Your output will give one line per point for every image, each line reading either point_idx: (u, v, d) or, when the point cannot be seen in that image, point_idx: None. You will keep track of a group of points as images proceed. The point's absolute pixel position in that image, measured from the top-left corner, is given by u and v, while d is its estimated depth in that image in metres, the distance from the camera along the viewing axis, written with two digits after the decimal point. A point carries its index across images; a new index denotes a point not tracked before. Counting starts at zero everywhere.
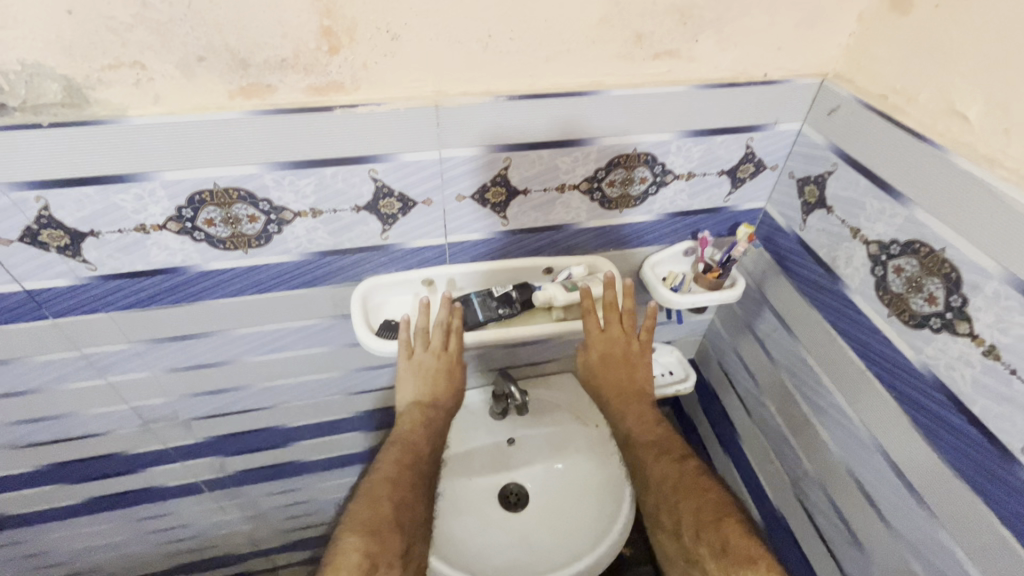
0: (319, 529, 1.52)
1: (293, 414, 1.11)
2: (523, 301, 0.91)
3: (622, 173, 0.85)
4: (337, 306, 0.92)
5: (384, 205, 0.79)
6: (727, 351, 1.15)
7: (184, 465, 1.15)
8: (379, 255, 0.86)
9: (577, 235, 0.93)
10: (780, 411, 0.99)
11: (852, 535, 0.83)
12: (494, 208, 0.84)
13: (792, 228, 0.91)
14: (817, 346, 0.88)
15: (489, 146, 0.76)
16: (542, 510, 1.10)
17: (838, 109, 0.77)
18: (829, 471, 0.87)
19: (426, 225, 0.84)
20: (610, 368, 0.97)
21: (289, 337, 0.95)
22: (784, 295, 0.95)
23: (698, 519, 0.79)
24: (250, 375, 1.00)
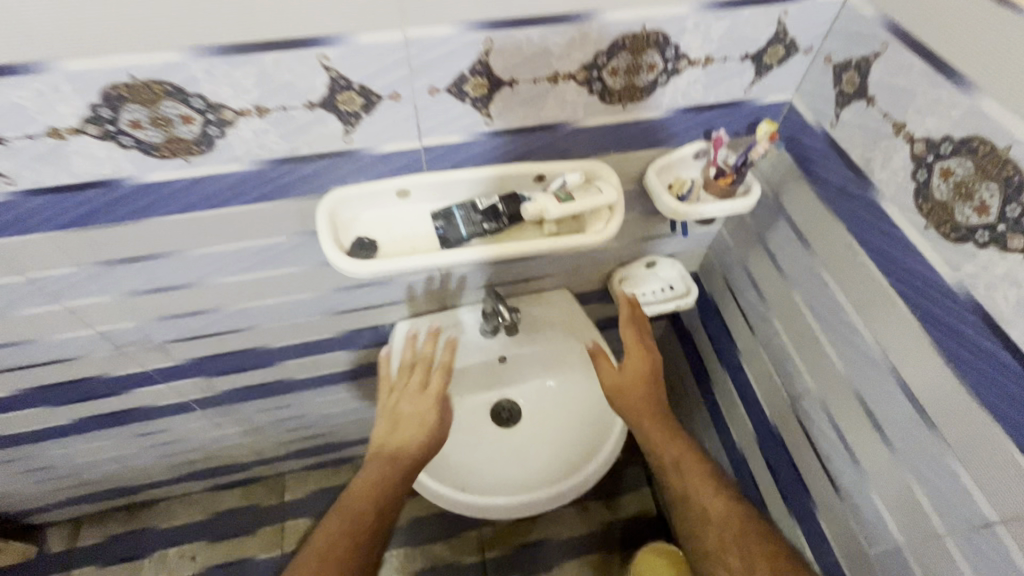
0: (319, 439, 1.56)
1: (274, 335, 1.06)
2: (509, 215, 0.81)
3: (628, 59, 0.71)
4: (304, 221, 0.82)
5: (344, 100, 0.67)
6: (733, 264, 1.08)
7: (169, 386, 1.13)
8: (346, 163, 0.75)
9: (574, 136, 0.81)
10: (786, 327, 0.93)
11: (849, 452, 0.82)
12: (476, 104, 0.72)
13: (822, 125, 0.79)
14: (834, 260, 0.80)
15: (465, 24, 0.62)
16: (532, 428, 1.09)
17: None
18: (833, 390, 0.83)
19: (396, 126, 0.72)
20: (636, 398, 0.97)
21: (256, 256, 0.86)
22: (804, 203, 0.84)
23: (766, 551, 0.84)
24: (221, 297, 0.93)
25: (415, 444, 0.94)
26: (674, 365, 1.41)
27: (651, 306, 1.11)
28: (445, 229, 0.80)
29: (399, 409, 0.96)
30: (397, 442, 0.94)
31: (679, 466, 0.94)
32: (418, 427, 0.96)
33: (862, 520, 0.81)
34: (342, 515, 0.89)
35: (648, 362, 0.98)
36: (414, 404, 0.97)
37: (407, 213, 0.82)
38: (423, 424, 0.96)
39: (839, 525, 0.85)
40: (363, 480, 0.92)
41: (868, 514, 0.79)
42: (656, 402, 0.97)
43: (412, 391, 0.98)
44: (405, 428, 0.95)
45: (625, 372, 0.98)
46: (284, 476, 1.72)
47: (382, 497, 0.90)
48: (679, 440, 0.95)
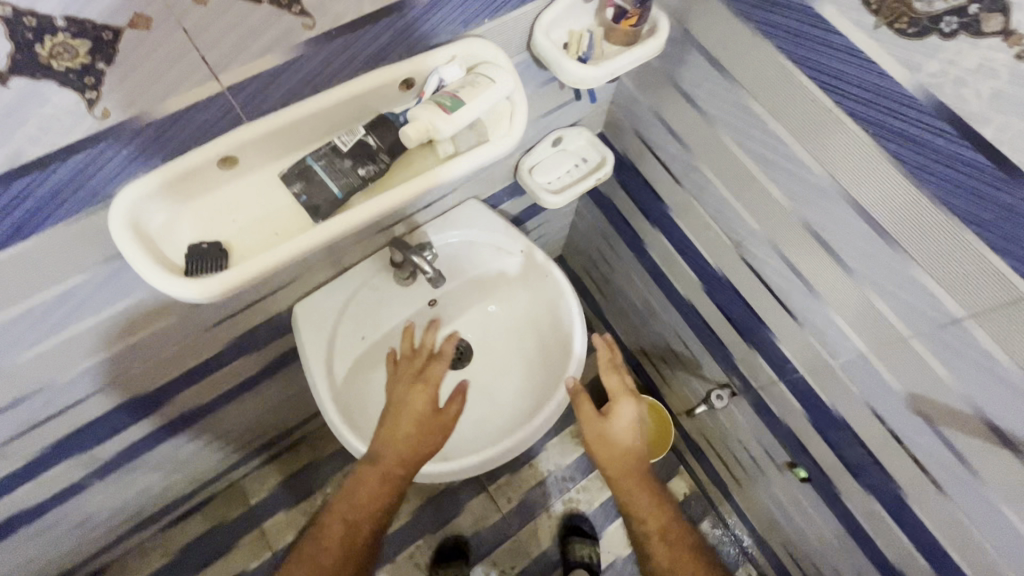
0: (259, 439, 1.38)
1: (145, 379, 0.82)
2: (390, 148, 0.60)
3: None
4: (103, 244, 0.56)
5: (53, 53, 0.40)
6: (644, 116, 0.95)
7: (39, 481, 0.88)
8: (118, 148, 0.49)
9: (433, 13, 0.58)
10: (718, 173, 0.86)
11: (804, 282, 0.81)
12: (274, 0, 0.47)
13: None
14: (764, 88, 0.70)
15: None
16: (488, 358, 1.00)
17: None
18: (781, 226, 0.80)
19: (167, 69, 0.46)
20: (613, 444, 0.89)
21: (57, 310, 0.60)
22: (719, 25, 0.71)
23: None
24: (39, 374, 0.67)
25: (414, 438, 0.82)
26: (601, 233, 1.34)
27: (572, 189, 0.99)
28: (308, 192, 0.58)
29: (401, 396, 0.85)
30: (393, 446, 0.82)
31: (658, 517, 0.89)
32: (410, 422, 0.83)
33: (823, 338, 0.83)
34: (306, 559, 0.81)
35: (636, 436, 0.90)
36: (412, 401, 0.84)
37: (246, 186, 0.59)
38: (411, 430, 0.82)
39: (800, 346, 0.89)
40: (345, 524, 0.83)
41: (829, 332, 0.81)
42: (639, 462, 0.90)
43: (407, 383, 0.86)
44: (395, 435, 0.82)
45: (607, 441, 0.89)
46: (240, 483, 1.56)
47: (363, 522, 0.83)
48: (655, 491, 0.90)
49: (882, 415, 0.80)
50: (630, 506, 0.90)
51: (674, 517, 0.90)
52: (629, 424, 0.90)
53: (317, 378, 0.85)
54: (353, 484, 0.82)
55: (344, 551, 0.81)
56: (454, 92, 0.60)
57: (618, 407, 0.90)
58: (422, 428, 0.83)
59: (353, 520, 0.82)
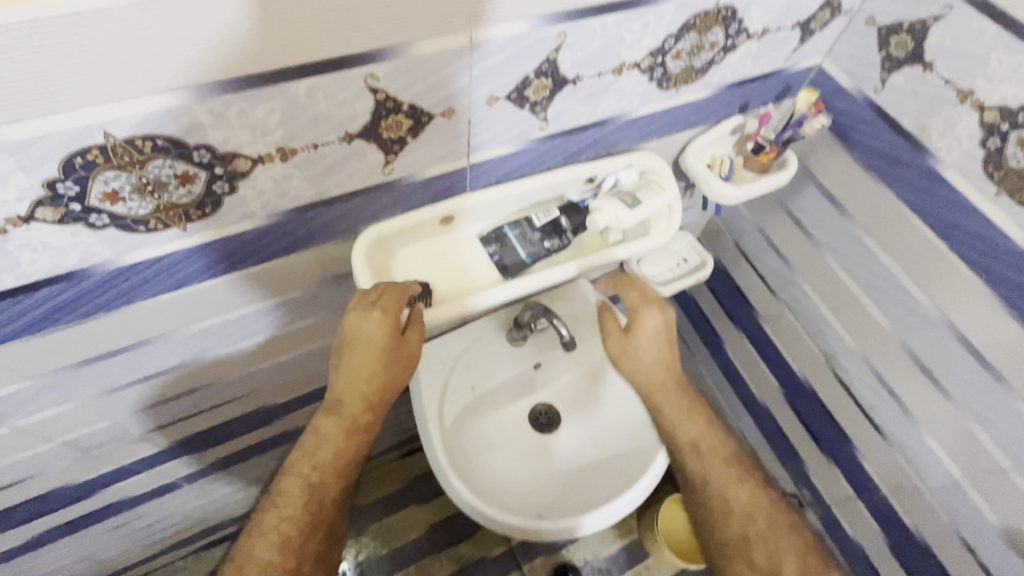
0: None
1: (280, 392, 0.90)
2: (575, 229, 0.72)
3: (693, 39, 0.63)
4: (327, 268, 0.67)
5: (388, 126, 0.52)
6: (747, 230, 1.07)
7: (152, 472, 0.93)
8: (381, 197, 0.61)
9: (622, 129, 0.72)
10: (818, 290, 0.95)
11: (897, 403, 0.87)
12: (533, 108, 0.60)
13: (861, 90, 0.77)
14: (879, 226, 0.81)
15: (540, 19, 0.50)
16: (576, 424, 1.06)
17: None
18: (878, 346, 0.87)
19: (444, 146, 0.59)
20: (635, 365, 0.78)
21: (266, 316, 0.70)
22: (840, 169, 0.84)
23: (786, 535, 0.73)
24: (219, 370, 0.75)
25: (366, 395, 0.65)
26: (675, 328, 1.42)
27: (673, 283, 1.09)
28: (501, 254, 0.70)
29: (358, 334, 0.62)
30: (350, 387, 0.65)
31: (733, 483, 0.77)
32: (362, 375, 0.64)
33: (913, 460, 0.87)
34: (262, 531, 0.66)
35: (672, 364, 0.79)
36: (363, 353, 0.64)
37: (450, 242, 0.70)
38: (372, 367, 0.64)
39: (886, 465, 0.92)
40: (312, 472, 0.68)
41: (920, 454, 0.86)
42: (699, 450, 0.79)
43: (366, 328, 0.62)
44: (358, 378, 0.65)
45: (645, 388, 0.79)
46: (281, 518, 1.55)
47: (325, 477, 0.68)
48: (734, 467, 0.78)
49: (975, 547, 0.82)
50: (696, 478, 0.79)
51: (761, 490, 0.77)
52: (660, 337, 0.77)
53: (432, 419, 0.91)
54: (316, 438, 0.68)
55: (314, 506, 0.67)
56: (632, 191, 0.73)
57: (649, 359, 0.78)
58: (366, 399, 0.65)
59: (320, 474, 0.68)
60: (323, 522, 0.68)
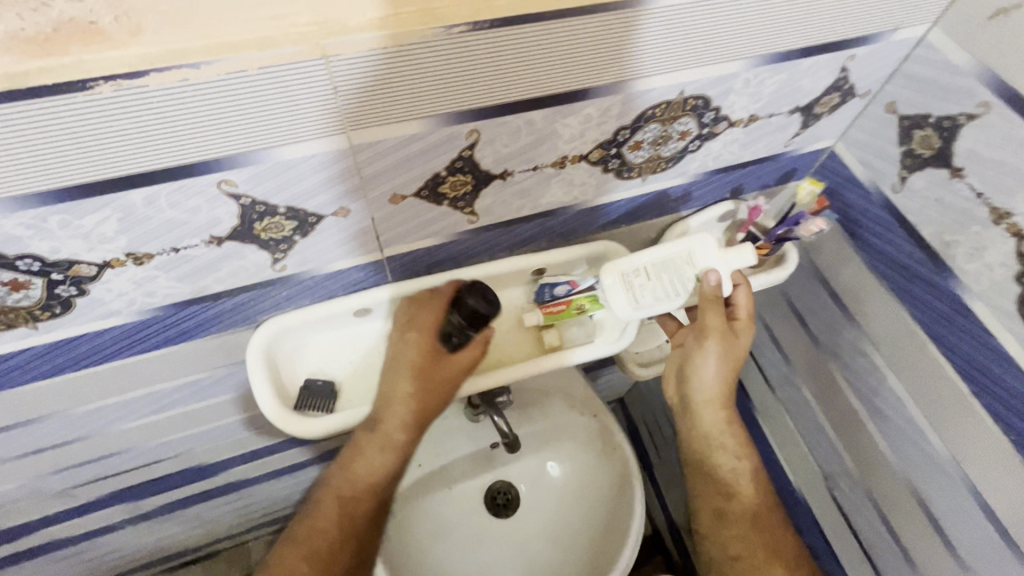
0: (283, 513, 1.35)
1: (212, 454, 0.84)
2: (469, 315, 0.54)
3: (655, 130, 0.53)
4: (232, 353, 0.61)
5: (265, 227, 0.45)
6: (747, 314, 0.95)
7: (84, 518, 0.90)
8: (279, 289, 0.54)
9: (579, 217, 0.63)
10: (819, 399, 0.82)
11: (901, 552, 0.73)
12: (454, 203, 0.52)
13: (877, 185, 0.64)
14: (892, 344, 0.68)
15: (439, 119, 0.42)
16: (535, 515, 0.95)
17: (1009, 11, 0.46)
18: (881, 481, 0.73)
19: (347, 242, 0.51)
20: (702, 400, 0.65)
21: (172, 395, 0.64)
22: (848, 270, 0.71)
23: None
24: (131, 439, 0.71)
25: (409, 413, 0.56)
26: None
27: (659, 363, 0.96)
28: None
29: (394, 357, 0.56)
30: (389, 416, 0.56)
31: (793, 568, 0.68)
32: (403, 404, 0.56)
33: None
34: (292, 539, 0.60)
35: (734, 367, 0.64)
36: (407, 378, 0.55)
37: (371, 333, 0.63)
38: (418, 394, 0.55)
39: None
40: (352, 492, 0.59)
41: None
42: (759, 519, 0.69)
43: (416, 351, 0.55)
44: (393, 410, 0.56)
45: (714, 388, 0.64)
46: (249, 549, 1.51)
47: (364, 498, 0.59)
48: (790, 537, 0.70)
49: None
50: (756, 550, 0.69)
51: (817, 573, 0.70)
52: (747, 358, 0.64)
53: None
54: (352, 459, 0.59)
55: (344, 530, 0.59)
56: (720, 281, 0.59)
57: (722, 352, 0.62)
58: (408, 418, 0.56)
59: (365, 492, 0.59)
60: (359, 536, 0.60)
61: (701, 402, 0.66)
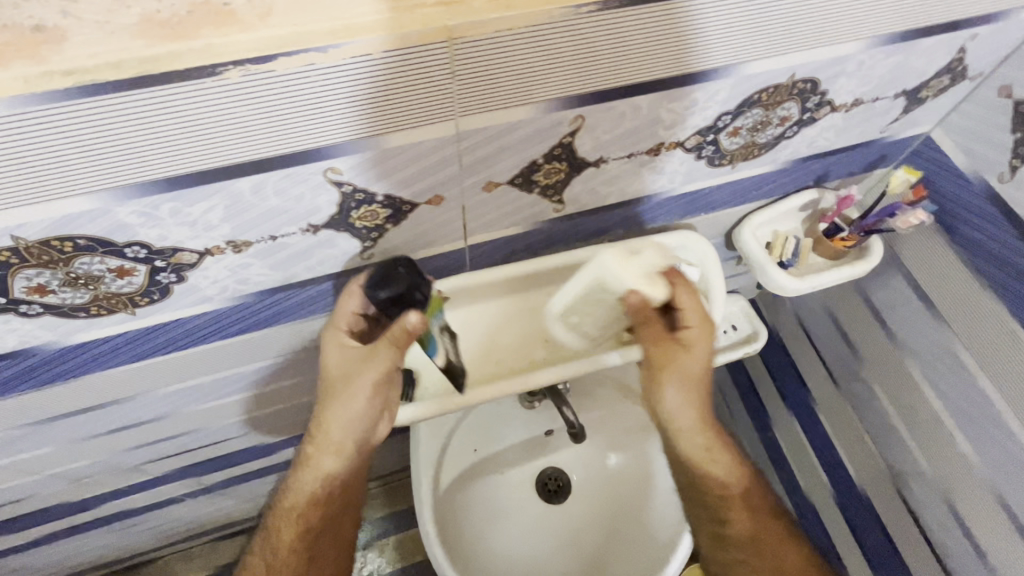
0: None
1: (274, 435, 0.86)
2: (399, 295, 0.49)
3: (757, 115, 0.50)
4: (309, 339, 0.61)
5: (361, 216, 0.45)
6: (813, 305, 0.92)
7: (150, 492, 0.93)
8: (362, 277, 0.54)
9: (661, 205, 0.61)
10: (891, 396, 0.79)
11: (978, 554, 0.70)
12: (544, 192, 0.50)
13: (981, 175, 0.61)
14: (984, 344, 0.65)
15: (548, 105, 0.40)
16: (587, 503, 0.95)
17: None
18: (961, 483, 0.71)
19: (434, 230, 0.50)
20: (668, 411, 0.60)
21: (246, 379, 0.65)
22: (937, 265, 0.68)
23: None
24: (203, 419, 0.72)
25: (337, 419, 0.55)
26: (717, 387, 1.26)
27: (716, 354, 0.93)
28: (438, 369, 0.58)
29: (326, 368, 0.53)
30: (330, 434, 0.56)
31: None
32: (345, 427, 0.56)
33: None
34: (271, 551, 0.62)
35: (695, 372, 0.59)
36: (343, 398, 0.54)
37: None
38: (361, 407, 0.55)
39: None
40: (309, 504, 0.61)
41: None
42: (762, 544, 0.63)
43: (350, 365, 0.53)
44: (334, 431, 0.56)
45: (685, 407, 0.59)
46: None
47: (331, 503, 0.61)
48: (794, 549, 0.64)
49: None
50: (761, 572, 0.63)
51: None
52: (708, 369, 0.59)
53: (425, 484, 0.83)
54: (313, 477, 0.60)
55: (309, 533, 0.61)
56: (643, 300, 0.53)
57: (687, 387, 0.58)
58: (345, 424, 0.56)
59: (325, 498, 0.61)
60: (339, 532, 0.64)
61: (676, 430, 0.61)
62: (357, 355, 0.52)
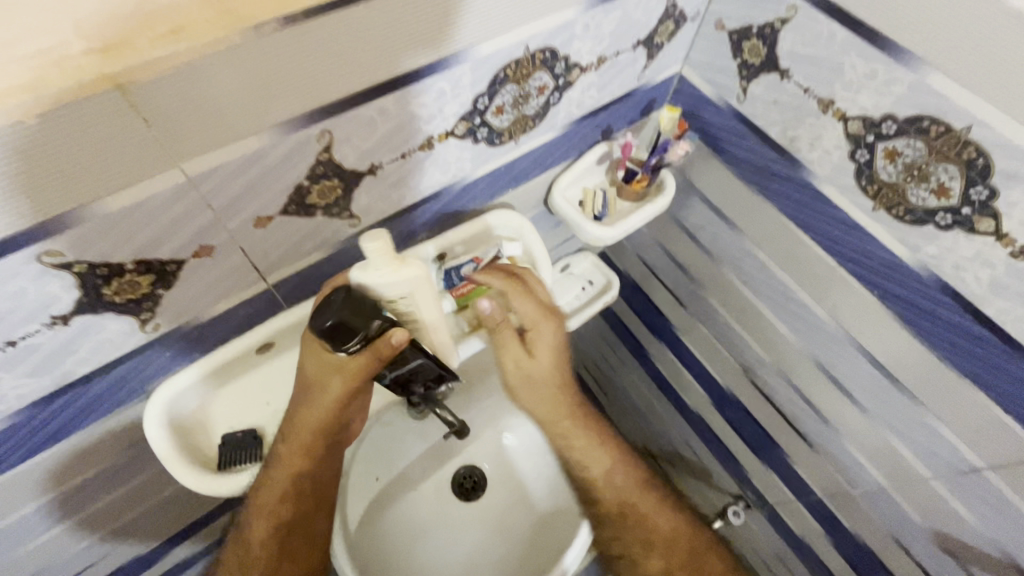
0: None
1: (148, 543, 0.77)
2: (370, 328, 0.45)
3: (513, 91, 0.53)
4: (130, 433, 0.55)
5: (117, 290, 0.40)
6: (648, 243, 1.00)
7: None
8: (162, 350, 0.49)
9: (463, 193, 0.62)
10: (724, 304, 0.90)
11: (817, 413, 0.82)
12: (330, 211, 0.49)
13: (725, 100, 0.69)
14: (770, 241, 0.75)
15: (282, 127, 0.39)
16: (505, 488, 0.96)
17: None
18: (789, 359, 0.82)
19: (223, 280, 0.47)
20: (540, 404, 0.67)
21: (72, 498, 0.57)
22: (720, 183, 0.77)
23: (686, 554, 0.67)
24: (40, 558, 0.62)
25: (318, 415, 0.53)
26: (601, 338, 1.34)
27: (578, 313, 0.98)
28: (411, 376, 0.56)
29: (302, 373, 0.51)
30: (299, 434, 0.54)
31: (671, 547, 0.68)
32: (322, 422, 0.54)
33: (842, 468, 0.82)
34: (245, 544, 0.59)
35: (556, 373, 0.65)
36: (318, 401, 0.52)
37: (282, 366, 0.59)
38: (335, 410, 0.53)
39: (818, 472, 0.87)
40: (284, 501, 0.57)
41: (848, 463, 0.80)
42: (632, 508, 0.69)
43: (324, 370, 0.50)
44: (309, 419, 0.53)
45: (540, 400, 0.66)
46: None
47: (302, 496, 0.58)
48: (664, 514, 0.69)
49: (912, 551, 0.78)
50: (631, 543, 0.69)
51: (702, 552, 0.68)
52: (560, 359, 0.65)
53: (335, 529, 0.80)
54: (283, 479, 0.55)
55: (283, 529, 0.58)
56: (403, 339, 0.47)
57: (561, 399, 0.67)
58: (332, 416, 0.54)
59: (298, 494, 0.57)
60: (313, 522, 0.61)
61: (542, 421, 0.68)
62: (331, 363, 0.48)
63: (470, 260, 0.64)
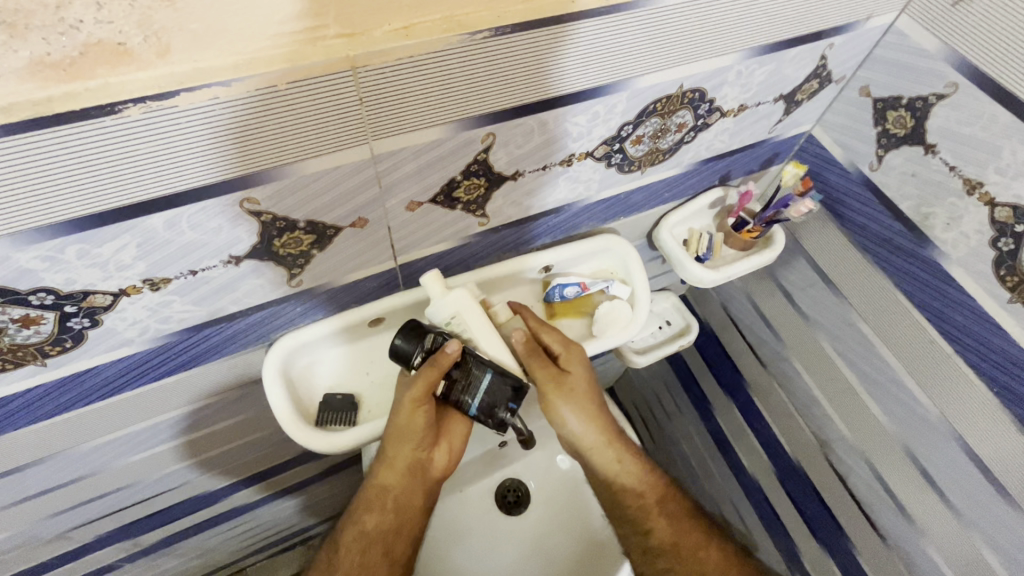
0: (284, 545, 1.29)
1: (217, 483, 0.82)
2: (426, 341, 0.53)
3: (656, 124, 0.55)
4: (243, 376, 0.59)
5: (285, 242, 0.45)
6: (736, 295, 0.99)
7: (77, 566, 0.85)
8: (294, 305, 0.53)
9: (581, 212, 0.65)
10: (810, 370, 0.87)
11: (897, 506, 0.77)
12: (468, 207, 0.53)
13: (856, 165, 0.69)
14: (878, 315, 0.72)
15: (459, 124, 0.42)
16: (548, 510, 0.94)
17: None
18: (875, 442, 0.78)
19: (364, 252, 0.51)
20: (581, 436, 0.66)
21: (180, 424, 0.62)
22: (832, 246, 0.76)
23: None
24: (135, 473, 0.68)
25: (398, 437, 0.57)
26: (663, 381, 1.31)
27: (651, 351, 0.97)
28: (491, 399, 0.54)
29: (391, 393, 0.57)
30: (391, 450, 0.59)
31: None
32: (406, 442, 0.57)
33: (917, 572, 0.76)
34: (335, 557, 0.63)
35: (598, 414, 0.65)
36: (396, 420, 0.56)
37: (385, 342, 0.63)
38: (415, 432, 0.56)
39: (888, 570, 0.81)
40: (376, 514, 0.62)
41: (924, 566, 0.75)
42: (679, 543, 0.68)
43: (399, 390, 0.55)
44: (391, 438, 0.58)
45: (589, 428, 0.66)
46: None
47: (393, 513, 0.62)
48: (665, 517, 0.70)
49: None
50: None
51: None
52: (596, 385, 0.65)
53: None
54: (373, 491, 0.62)
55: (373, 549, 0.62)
56: (455, 347, 0.52)
57: (589, 420, 0.65)
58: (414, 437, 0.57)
59: (381, 512, 0.62)
60: (406, 537, 0.64)
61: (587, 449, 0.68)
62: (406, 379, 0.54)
63: (576, 283, 0.67)
